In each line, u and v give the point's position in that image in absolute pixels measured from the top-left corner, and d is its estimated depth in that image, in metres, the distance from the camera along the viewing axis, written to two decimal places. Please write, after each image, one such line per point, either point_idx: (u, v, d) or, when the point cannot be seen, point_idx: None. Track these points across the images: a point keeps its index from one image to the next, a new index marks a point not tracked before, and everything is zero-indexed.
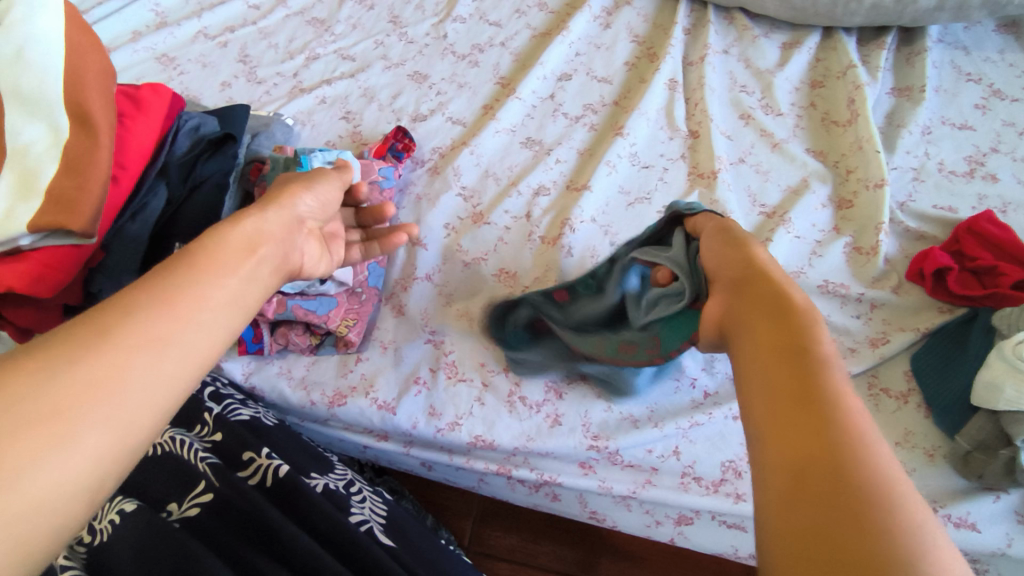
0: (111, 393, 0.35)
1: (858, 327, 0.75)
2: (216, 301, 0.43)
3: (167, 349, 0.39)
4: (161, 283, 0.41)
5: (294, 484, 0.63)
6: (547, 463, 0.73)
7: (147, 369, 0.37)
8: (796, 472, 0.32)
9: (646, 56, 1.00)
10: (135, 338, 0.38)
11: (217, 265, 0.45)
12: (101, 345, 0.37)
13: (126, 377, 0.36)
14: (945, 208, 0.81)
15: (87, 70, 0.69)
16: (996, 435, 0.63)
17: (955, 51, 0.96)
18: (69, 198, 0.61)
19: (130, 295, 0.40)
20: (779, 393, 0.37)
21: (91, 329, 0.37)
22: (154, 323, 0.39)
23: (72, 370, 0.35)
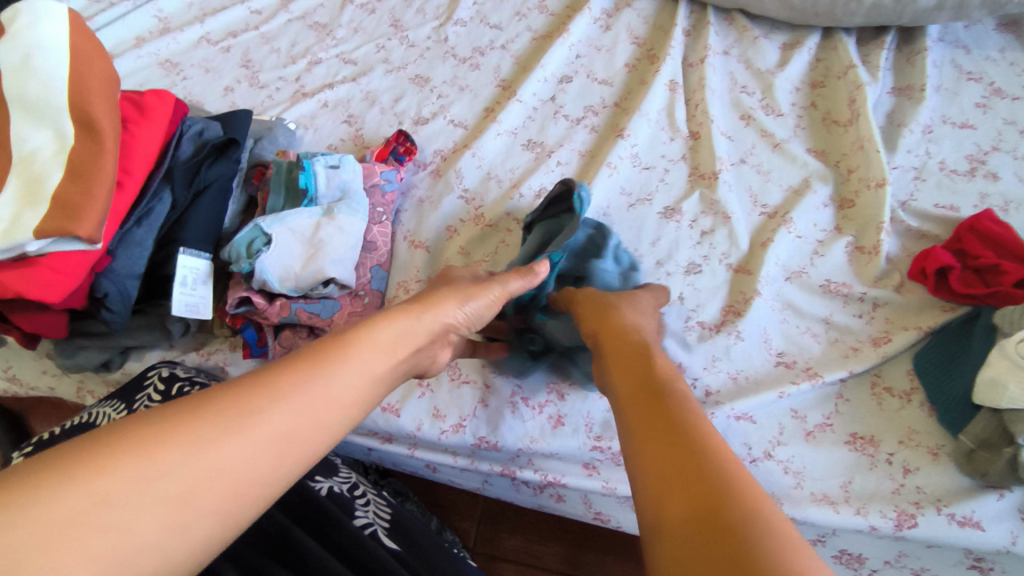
0: (231, 484, 0.39)
1: (860, 326, 0.75)
2: (335, 399, 0.46)
3: (296, 443, 0.43)
4: (311, 375, 0.46)
5: (299, 489, 0.63)
6: (550, 463, 0.74)
7: (266, 461, 0.41)
8: (681, 527, 0.36)
9: (646, 57, 1.00)
10: (271, 429, 0.42)
11: (349, 365, 0.48)
12: (232, 431, 0.40)
13: (245, 468, 0.40)
14: (946, 206, 0.82)
15: (91, 76, 0.69)
16: (1000, 432, 0.63)
17: (956, 49, 0.96)
18: (74, 203, 0.62)
19: (275, 381, 0.44)
20: (664, 462, 0.41)
21: (239, 410, 0.41)
22: (286, 420, 0.43)
23: (205, 452, 0.39)
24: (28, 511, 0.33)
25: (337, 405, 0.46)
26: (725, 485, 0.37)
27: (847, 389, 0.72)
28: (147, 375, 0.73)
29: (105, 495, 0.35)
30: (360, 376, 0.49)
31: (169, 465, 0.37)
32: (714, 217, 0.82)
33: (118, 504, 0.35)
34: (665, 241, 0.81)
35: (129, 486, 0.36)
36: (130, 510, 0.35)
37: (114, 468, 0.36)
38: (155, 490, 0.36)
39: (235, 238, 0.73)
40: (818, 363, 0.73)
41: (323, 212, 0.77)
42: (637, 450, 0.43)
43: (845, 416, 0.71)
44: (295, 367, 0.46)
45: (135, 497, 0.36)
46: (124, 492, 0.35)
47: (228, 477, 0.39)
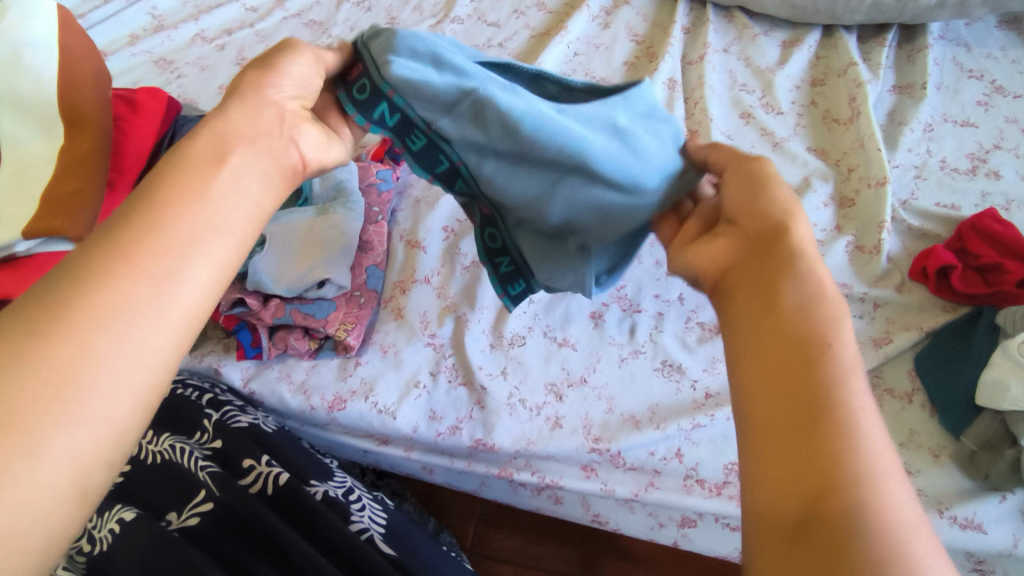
0: (80, 382, 0.31)
1: (861, 327, 0.74)
2: (171, 240, 0.36)
3: (146, 311, 0.34)
4: (125, 230, 0.35)
5: (295, 492, 0.62)
6: (548, 466, 0.73)
7: (104, 348, 0.32)
8: (782, 463, 0.33)
9: (645, 55, 0.99)
10: (98, 306, 0.32)
11: (204, 184, 0.39)
12: (102, 287, 0.33)
13: (146, 312, 0.34)
14: (947, 205, 0.81)
15: (82, 74, 0.68)
16: (1002, 434, 0.63)
17: (957, 47, 0.96)
18: (66, 201, 0.61)
19: (132, 222, 0.36)
20: (770, 380, 0.36)
21: (47, 306, 0.32)
22: (158, 257, 0.35)
23: (104, 311, 0.33)
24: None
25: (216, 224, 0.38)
26: (838, 438, 0.32)
27: None
28: None
29: (4, 389, 0.29)
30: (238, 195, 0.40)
31: (56, 344, 0.31)
32: None
33: None
34: None
35: (26, 371, 0.30)
36: (42, 382, 0.30)
37: (2, 359, 0.30)
38: (52, 372, 0.30)
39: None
40: None
41: (317, 212, 0.78)
42: (739, 348, 0.38)
43: None
44: (141, 200, 0.37)
45: (32, 379, 0.30)
46: (26, 374, 0.30)
47: (131, 326, 0.33)
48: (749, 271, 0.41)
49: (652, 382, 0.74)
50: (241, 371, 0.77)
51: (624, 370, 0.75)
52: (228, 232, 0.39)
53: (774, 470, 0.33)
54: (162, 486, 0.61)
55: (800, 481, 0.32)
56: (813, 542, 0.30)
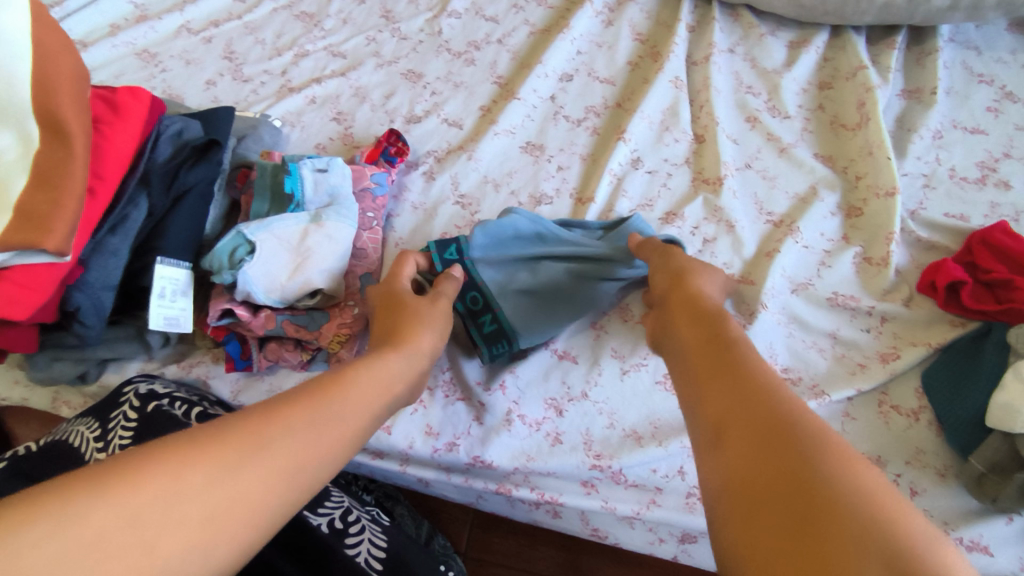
0: (243, 495, 0.39)
1: (868, 342, 0.73)
2: (353, 419, 0.47)
3: (309, 464, 0.43)
4: (344, 401, 0.48)
5: (291, 525, 0.61)
6: (547, 482, 0.71)
7: (272, 483, 0.40)
8: (777, 493, 0.35)
9: (648, 55, 0.96)
10: (287, 446, 0.42)
11: (351, 406, 0.48)
12: (241, 454, 0.40)
13: (260, 499, 0.39)
14: (956, 216, 0.79)
15: (60, 74, 0.64)
16: (1012, 457, 0.61)
17: (966, 50, 0.93)
18: (42, 214, 0.58)
19: (283, 412, 0.44)
20: (747, 465, 0.38)
21: (260, 432, 0.42)
22: (295, 448, 0.42)
23: (226, 474, 0.39)
24: (59, 532, 0.33)
25: (334, 448, 0.45)
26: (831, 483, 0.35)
27: (854, 407, 0.70)
28: (124, 391, 0.69)
29: (137, 513, 0.35)
30: (358, 420, 0.48)
31: (234, 458, 0.39)
32: (719, 224, 0.80)
33: (142, 527, 0.35)
34: None
35: (156, 507, 0.35)
36: (153, 532, 0.35)
37: (147, 493, 0.36)
38: (169, 517, 0.36)
39: (220, 247, 0.69)
40: (824, 380, 0.71)
41: (310, 217, 0.73)
42: (707, 387, 0.45)
43: (850, 436, 0.69)
44: (307, 398, 0.46)
45: (155, 526, 0.35)
46: (152, 516, 0.35)
47: (250, 503, 0.39)
48: (706, 367, 0.46)
49: (655, 397, 0.72)
50: (230, 384, 0.74)
51: (626, 384, 0.72)
52: (347, 437, 0.46)
53: (772, 545, 0.33)
54: None
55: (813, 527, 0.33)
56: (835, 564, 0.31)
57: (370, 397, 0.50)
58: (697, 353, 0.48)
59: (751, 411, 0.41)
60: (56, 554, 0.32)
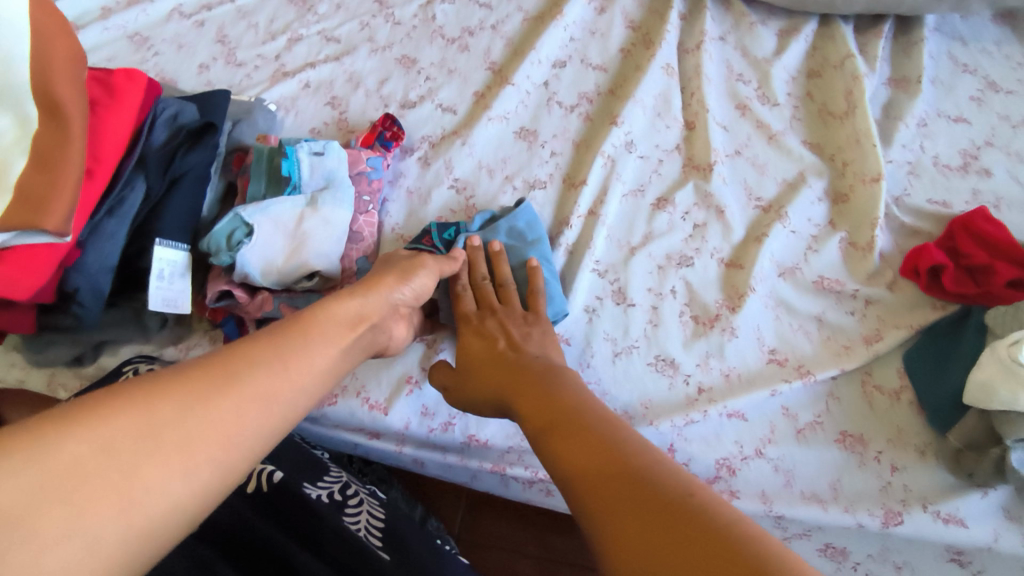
0: (217, 424, 0.41)
1: (853, 325, 0.75)
2: (316, 361, 0.49)
3: (276, 400, 0.44)
4: (306, 342, 0.49)
5: (290, 495, 0.63)
6: (541, 460, 0.73)
7: (244, 416, 0.42)
8: (617, 500, 0.41)
9: (641, 42, 0.97)
10: (254, 385, 0.43)
11: (313, 347, 0.49)
12: (209, 392, 0.41)
13: (232, 430, 0.41)
14: (939, 202, 0.81)
15: (57, 56, 0.64)
16: (987, 434, 0.64)
17: (952, 41, 0.95)
18: (40, 195, 0.58)
19: (248, 351, 0.45)
20: (594, 476, 0.43)
21: (226, 370, 0.43)
22: (262, 382, 0.44)
23: (195, 407, 0.40)
24: (36, 462, 0.34)
25: (303, 384, 0.47)
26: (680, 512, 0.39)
27: (838, 388, 0.72)
28: (122, 370, 0.70)
29: (112, 441, 0.36)
30: (327, 356, 0.50)
31: (203, 395, 0.41)
32: (709, 210, 0.82)
33: (120, 453, 0.36)
34: (657, 235, 0.81)
35: (130, 437, 0.37)
36: (131, 457, 0.37)
37: (124, 426, 0.37)
38: (147, 449, 0.37)
39: (218, 231, 0.70)
40: (810, 361, 0.73)
41: (307, 201, 0.73)
42: (556, 433, 0.50)
43: (833, 415, 0.71)
44: (267, 339, 0.47)
45: (132, 453, 0.37)
46: (128, 444, 0.37)
47: (224, 433, 0.41)
48: (551, 414, 0.53)
49: (646, 377, 0.73)
50: None
51: (617, 366, 0.74)
52: (314, 376, 0.48)
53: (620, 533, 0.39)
54: None
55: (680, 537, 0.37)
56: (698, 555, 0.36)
57: (332, 338, 0.51)
58: (535, 405, 0.55)
59: (585, 434, 0.48)
60: (40, 480, 0.34)
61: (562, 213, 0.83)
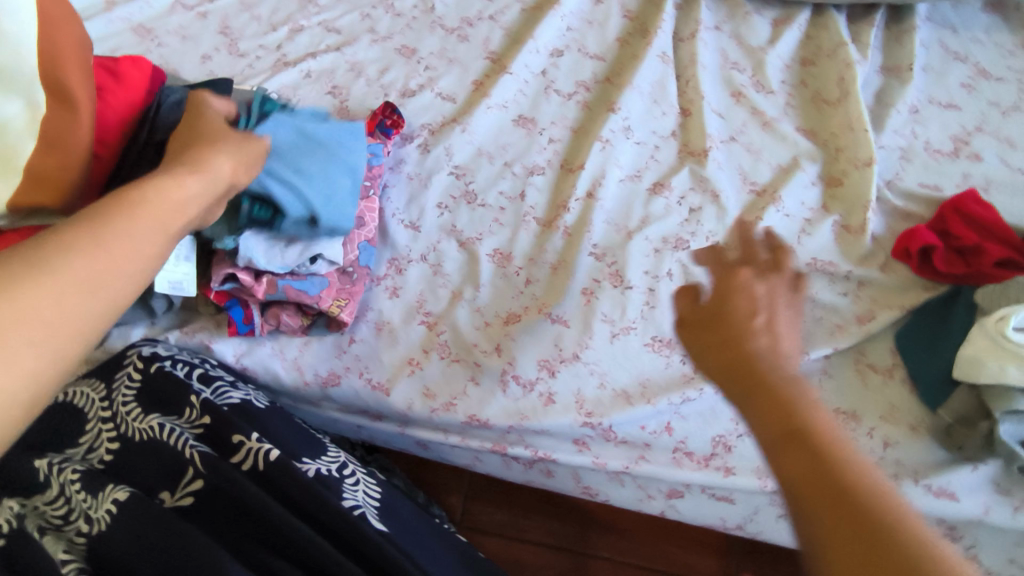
0: (35, 302, 0.35)
1: (846, 305, 0.76)
2: (144, 240, 0.42)
3: (104, 283, 0.38)
4: (92, 225, 0.40)
5: (286, 470, 0.64)
6: (540, 440, 0.74)
7: (68, 302, 0.37)
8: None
9: (638, 32, 0.99)
10: (77, 270, 0.37)
11: (137, 227, 0.42)
12: (32, 284, 0.35)
13: (57, 316, 0.36)
14: (930, 186, 0.83)
15: (63, 42, 0.65)
16: (977, 408, 0.65)
17: (943, 29, 0.97)
18: (54, 178, 0.62)
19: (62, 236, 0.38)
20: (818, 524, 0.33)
21: (25, 259, 0.36)
22: (81, 266, 0.38)
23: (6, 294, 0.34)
24: None
25: (125, 266, 0.40)
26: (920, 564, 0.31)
27: (832, 365, 0.74)
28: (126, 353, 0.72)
29: None
30: (160, 237, 0.43)
31: (17, 281, 0.35)
32: (704, 194, 0.83)
33: None
34: (654, 219, 0.82)
35: None
36: None
37: None
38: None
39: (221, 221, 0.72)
40: (805, 340, 0.74)
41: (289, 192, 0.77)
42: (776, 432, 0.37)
43: (828, 392, 0.72)
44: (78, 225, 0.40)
45: None
46: None
47: (46, 318, 0.35)
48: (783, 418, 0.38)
49: (644, 357, 0.75)
50: (234, 347, 0.77)
51: (616, 347, 0.75)
52: (140, 257, 0.41)
53: None
54: (155, 465, 0.64)
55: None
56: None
57: (155, 215, 0.44)
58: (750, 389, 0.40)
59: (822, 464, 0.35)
60: None
61: (560, 198, 0.84)
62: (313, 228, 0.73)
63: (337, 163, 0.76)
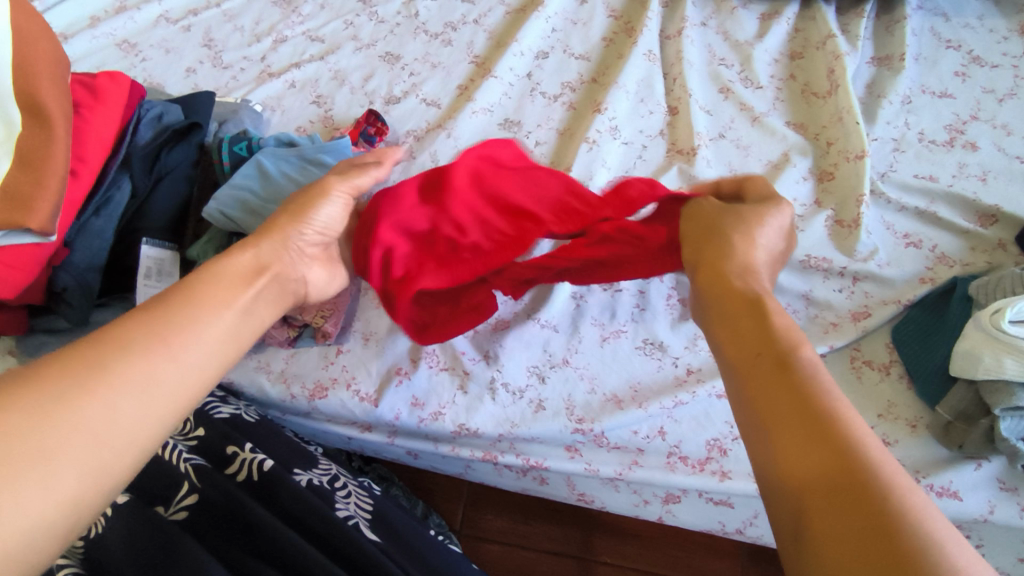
0: (106, 387, 0.39)
1: (841, 302, 0.74)
2: (206, 337, 0.45)
3: (160, 384, 0.41)
4: (164, 320, 0.44)
5: (279, 479, 0.63)
6: (532, 447, 0.73)
7: (140, 406, 0.39)
8: None
9: (623, 31, 0.97)
10: (143, 363, 0.41)
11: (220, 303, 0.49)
12: (115, 364, 0.40)
13: (114, 432, 0.38)
14: (925, 177, 0.81)
15: (38, 58, 0.64)
16: (976, 404, 0.63)
17: (935, 17, 0.95)
18: (24, 194, 0.59)
19: (140, 332, 0.42)
20: None
21: (111, 348, 0.41)
22: (161, 365, 0.41)
23: (110, 383, 0.39)
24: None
25: (167, 372, 0.42)
26: (856, 442, 0.35)
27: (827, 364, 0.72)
28: None
29: (58, 406, 0.36)
30: (209, 331, 0.46)
31: (107, 369, 0.39)
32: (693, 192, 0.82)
33: (63, 416, 0.36)
34: None
35: (88, 408, 0.37)
36: (87, 425, 0.37)
37: (55, 395, 0.37)
38: (76, 415, 0.37)
39: (205, 239, 0.73)
40: None
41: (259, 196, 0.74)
42: None
43: None
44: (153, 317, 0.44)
45: (69, 421, 0.36)
46: (80, 408, 0.37)
47: (138, 408, 0.39)
48: None
49: (634, 359, 0.74)
50: None
51: (606, 351, 0.74)
52: (201, 363, 0.44)
53: None
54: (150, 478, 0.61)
55: (833, 496, 0.33)
56: (857, 527, 0.31)
57: (209, 325, 0.46)
58: None
59: None
60: None
61: None
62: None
63: None
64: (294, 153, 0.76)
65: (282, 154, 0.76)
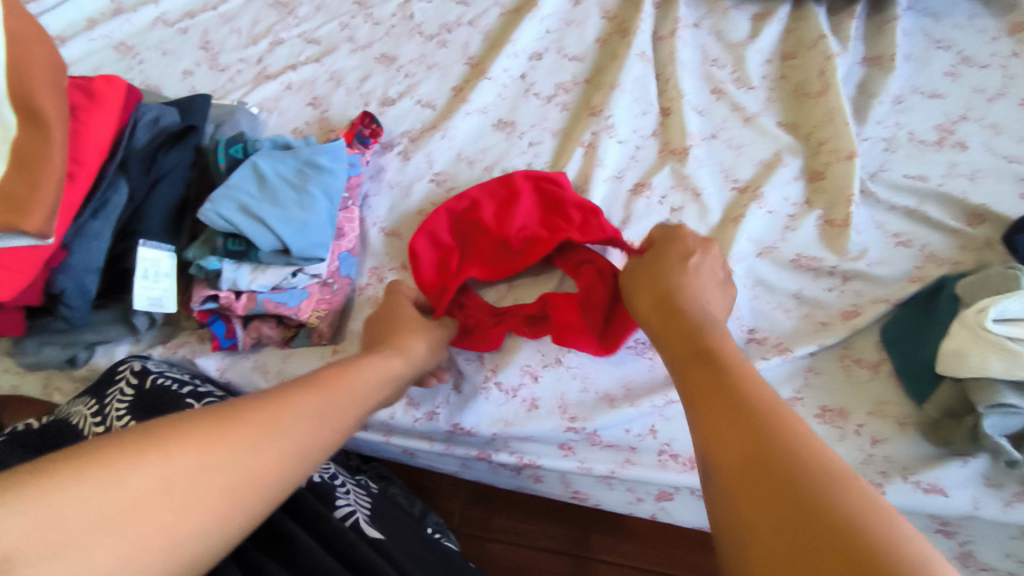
0: (273, 434, 0.44)
1: (831, 300, 0.75)
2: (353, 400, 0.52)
3: (293, 454, 0.44)
4: (323, 399, 0.49)
5: None
6: (526, 446, 0.74)
7: (274, 463, 0.43)
8: None
9: (617, 31, 0.98)
10: (296, 424, 0.45)
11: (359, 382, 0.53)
12: (267, 426, 0.43)
13: (254, 483, 0.42)
14: (915, 177, 0.82)
15: (34, 62, 0.65)
16: (961, 401, 0.64)
17: (926, 17, 0.95)
18: (21, 196, 0.60)
19: (300, 396, 0.47)
20: None
21: (275, 409, 0.45)
22: (305, 429, 0.46)
23: (268, 435, 0.43)
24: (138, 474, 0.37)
25: (306, 438, 0.46)
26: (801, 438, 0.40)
27: (817, 362, 0.73)
28: (118, 369, 0.71)
29: (216, 449, 0.41)
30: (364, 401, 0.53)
31: (257, 422, 0.43)
32: (686, 192, 0.82)
33: (215, 455, 0.40)
34: (636, 219, 0.81)
35: (231, 453, 0.41)
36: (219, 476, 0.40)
37: (218, 444, 0.41)
38: (211, 458, 0.40)
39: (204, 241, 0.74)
40: (790, 337, 0.74)
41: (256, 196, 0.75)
42: None
43: (813, 388, 0.71)
44: (314, 388, 0.49)
45: (222, 467, 0.40)
46: (229, 453, 0.41)
47: (271, 473, 0.43)
48: None
49: (626, 358, 0.74)
50: (216, 361, 0.78)
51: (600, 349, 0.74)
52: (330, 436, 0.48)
53: None
54: None
55: (780, 486, 0.37)
56: (783, 499, 0.36)
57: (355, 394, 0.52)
58: None
59: None
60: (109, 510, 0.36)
61: None
62: (288, 257, 0.73)
63: (326, 195, 0.75)
64: (290, 155, 0.77)
65: (277, 155, 0.77)
